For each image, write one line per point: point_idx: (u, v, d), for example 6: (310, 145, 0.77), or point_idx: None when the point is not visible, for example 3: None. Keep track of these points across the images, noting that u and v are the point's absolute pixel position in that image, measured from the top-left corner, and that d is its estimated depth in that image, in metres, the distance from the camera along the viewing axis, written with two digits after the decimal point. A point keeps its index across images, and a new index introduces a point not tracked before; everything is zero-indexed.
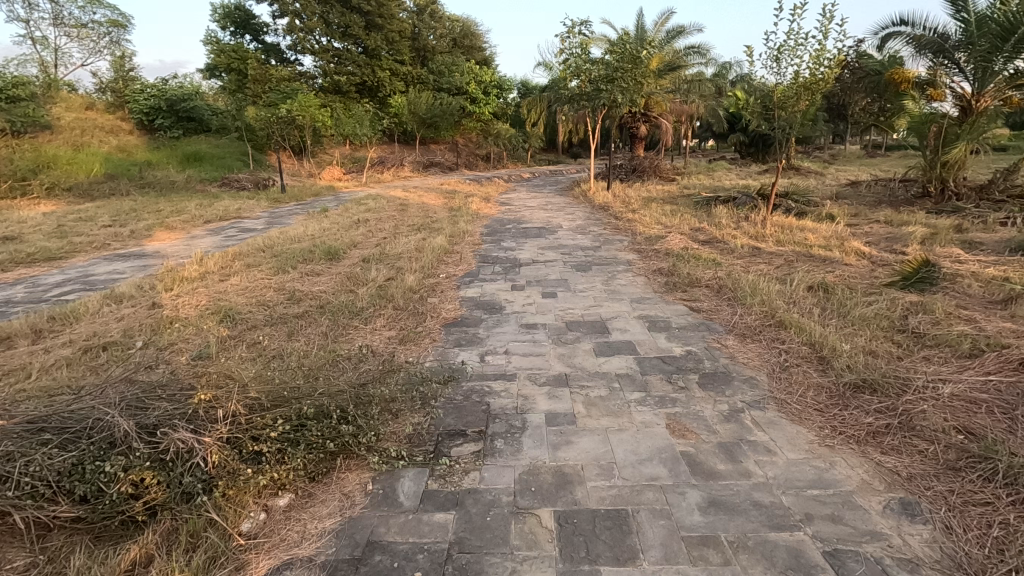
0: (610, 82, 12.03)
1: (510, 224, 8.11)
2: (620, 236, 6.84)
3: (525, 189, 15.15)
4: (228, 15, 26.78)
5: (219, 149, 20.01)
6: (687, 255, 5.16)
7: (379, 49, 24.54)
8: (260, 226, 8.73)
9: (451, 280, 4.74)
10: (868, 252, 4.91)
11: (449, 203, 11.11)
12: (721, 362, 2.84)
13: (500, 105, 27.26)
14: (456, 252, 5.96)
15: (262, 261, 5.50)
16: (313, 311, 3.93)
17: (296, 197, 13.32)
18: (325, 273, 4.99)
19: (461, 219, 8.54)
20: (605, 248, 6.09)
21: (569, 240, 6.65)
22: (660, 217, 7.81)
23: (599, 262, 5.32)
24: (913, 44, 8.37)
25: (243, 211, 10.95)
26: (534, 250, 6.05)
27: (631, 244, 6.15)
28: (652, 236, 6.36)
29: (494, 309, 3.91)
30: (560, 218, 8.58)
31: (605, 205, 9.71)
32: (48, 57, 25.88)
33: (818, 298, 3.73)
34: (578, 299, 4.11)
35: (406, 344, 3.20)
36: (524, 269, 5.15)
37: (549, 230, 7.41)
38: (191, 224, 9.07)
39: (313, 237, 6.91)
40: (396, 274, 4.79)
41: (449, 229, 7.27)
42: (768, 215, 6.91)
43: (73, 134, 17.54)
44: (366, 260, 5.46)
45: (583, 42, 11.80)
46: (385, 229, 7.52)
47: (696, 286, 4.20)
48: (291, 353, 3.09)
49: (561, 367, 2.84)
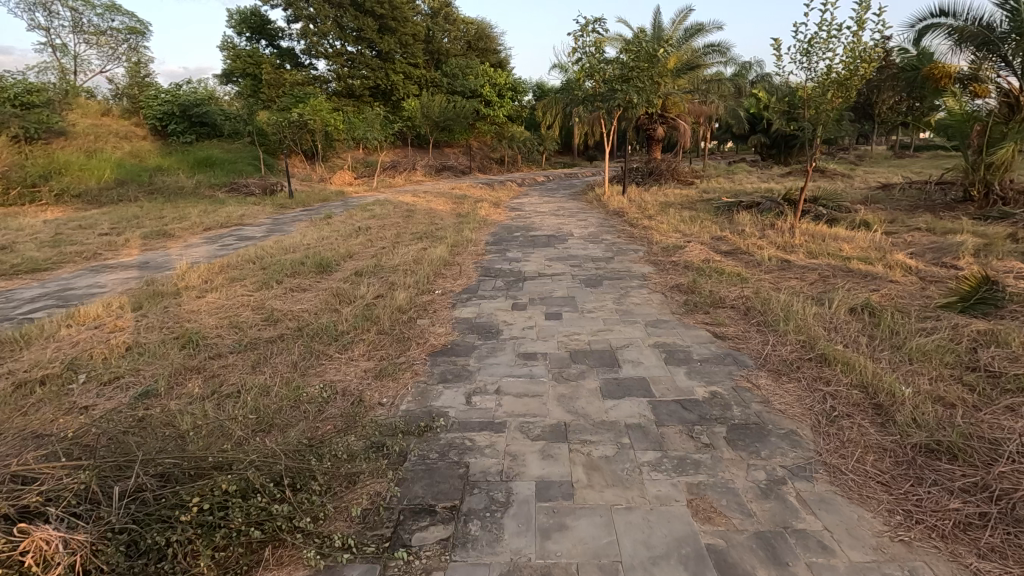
0: (626, 82, 11.55)
1: (518, 231, 7.68)
2: (634, 245, 6.37)
3: (537, 193, 14.74)
4: (244, 20, 26.82)
5: (231, 154, 19.90)
6: (708, 269, 4.67)
7: (393, 52, 24.30)
8: (260, 234, 8.43)
9: (447, 298, 4.32)
10: (914, 265, 4.38)
11: (457, 209, 10.72)
12: (753, 408, 2.36)
13: (514, 108, 26.88)
14: (457, 264, 5.54)
15: (249, 275, 5.13)
16: (288, 336, 3.52)
17: (303, 202, 13.08)
18: (312, 288, 4.59)
19: (468, 225, 8.14)
20: (618, 259, 5.62)
21: (579, 250, 6.18)
22: (678, 224, 7.30)
23: (610, 276, 4.85)
24: (953, 38, 7.75)
25: (247, 217, 10.68)
26: (541, 261, 5.61)
27: (646, 255, 5.66)
28: (669, 246, 5.87)
29: (490, 334, 3.47)
30: (571, 225, 8.12)
31: (620, 211, 9.23)
32: (68, 64, 26.17)
33: (863, 323, 3.22)
34: (585, 321, 3.65)
35: (382, 381, 2.77)
36: (528, 285, 4.70)
37: (559, 239, 6.97)
38: (192, 232, 8.80)
39: (309, 247, 6.54)
40: (387, 291, 4.38)
41: (452, 238, 6.86)
42: (797, 223, 6.37)
43: (86, 140, 17.55)
44: (359, 273, 5.07)
45: (596, 40, 11.33)
46: (385, 237, 7.14)
47: (720, 306, 3.71)
48: (249, 393, 2.67)
49: (560, 413, 2.38)
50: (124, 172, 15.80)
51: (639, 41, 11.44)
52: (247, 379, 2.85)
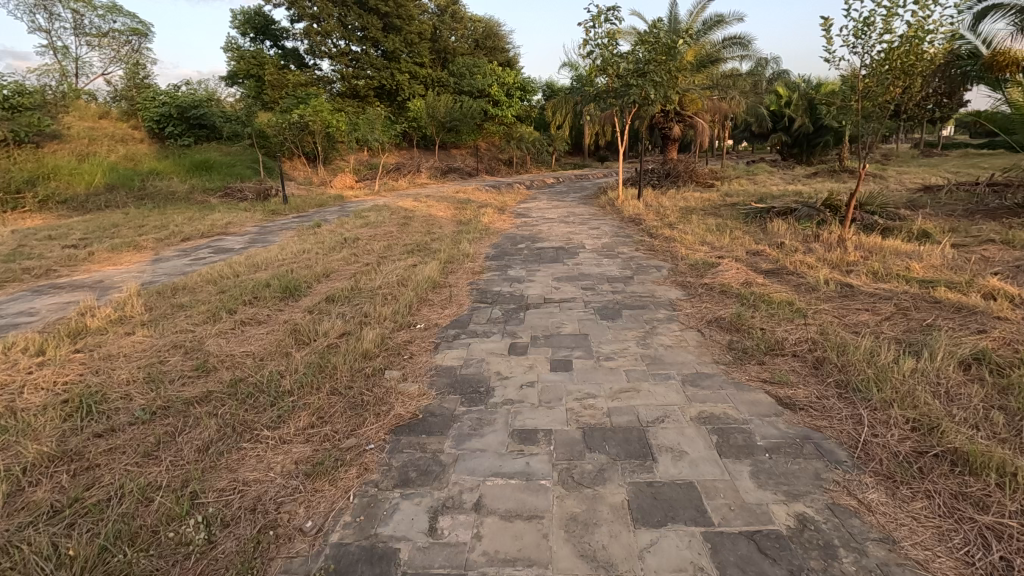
0: (641, 77, 10.67)
1: (523, 243, 6.87)
2: (656, 260, 5.52)
3: (546, 197, 13.93)
4: (248, 21, 26.27)
5: (230, 157, 19.26)
6: (752, 296, 3.80)
7: (398, 51, 23.53)
8: (239, 246, 7.64)
9: (429, 336, 3.49)
10: (1015, 292, 3.47)
11: (458, 216, 9.90)
12: (874, 557, 1.50)
13: (523, 108, 26.10)
14: (449, 286, 4.71)
15: (203, 302, 4.33)
16: (217, 397, 2.70)
17: (298, 208, 12.34)
18: (268, 321, 3.79)
19: (467, 236, 7.32)
20: (639, 279, 4.77)
21: (592, 267, 5.33)
22: (705, 235, 6.42)
23: (630, 304, 4.00)
24: (1019, 21, 6.83)
25: (233, 225, 9.92)
26: (546, 283, 4.77)
27: (672, 275, 4.80)
28: (699, 263, 4.99)
29: (477, 396, 2.61)
30: (582, 235, 7.26)
31: (637, 218, 8.35)
32: (70, 66, 25.76)
33: (987, 387, 2.33)
34: (603, 373, 2.81)
35: (314, 485, 1.94)
36: (531, 315, 3.87)
37: (569, 252, 6.12)
38: (167, 243, 8.06)
39: (284, 264, 5.74)
40: (357, 327, 3.57)
41: (447, 252, 6.04)
42: (846, 233, 5.47)
43: (80, 143, 16.96)
44: (331, 300, 4.27)
45: (609, 32, 10.44)
46: (372, 251, 6.34)
47: (777, 352, 2.85)
48: (122, 504, 1.85)
49: (570, 560, 1.54)
50: (115, 176, 15.15)
51: (656, 32, 10.54)
52: (130, 474, 2.02)
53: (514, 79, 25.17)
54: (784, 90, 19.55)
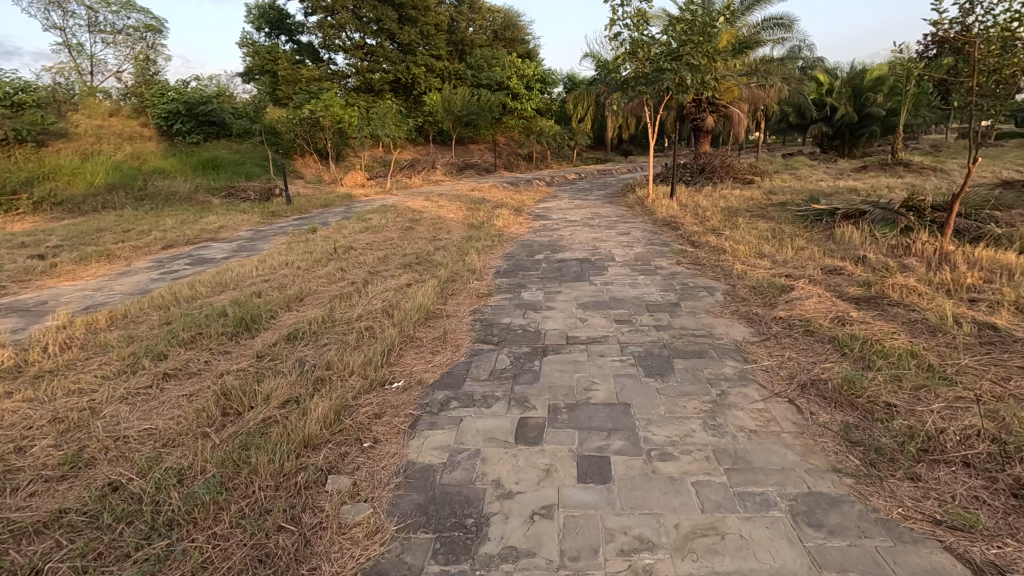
0: (675, 61, 9.49)
1: (542, 252, 5.88)
2: (704, 278, 4.48)
3: (568, 195, 12.89)
4: (263, 15, 25.60)
5: (239, 155, 18.53)
6: (856, 342, 2.75)
7: (414, 43, 22.51)
8: (221, 256, 6.75)
9: (408, 404, 2.51)
10: None
11: (470, 218, 8.93)
12: None
13: (544, 102, 24.96)
14: (445, 317, 3.73)
15: (135, 340, 3.41)
16: (69, 524, 1.76)
17: (301, 209, 11.49)
18: (199, 375, 2.85)
19: (477, 244, 6.36)
20: (690, 308, 3.73)
21: (625, 288, 4.29)
22: (760, 244, 5.31)
23: (684, 352, 2.96)
24: None
25: (227, 229, 9.08)
26: (568, 312, 3.76)
27: (730, 302, 3.75)
28: (765, 285, 3.92)
29: (460, 539, 1.63)
30: (610, 243, 6.19)
31: (673, 220, 7.24)
32: (84, 64, 25.32)
33: None
34: (661, 493, 1.79)
35: None
36: (551, 365, 2.88)
37: (596, 266, 5.10)
38: (144, 251, 7.20)
39: (256, 281, 4.81)
40: (313, 389, 2.63)
41: (451, 266, 5.07)
42: (947, 244, 4.34)
43: (86, 142, 16.40)
44: (294, 341, 3.35)
45: (639, 11, 9.26)
46: (364, 264, 5.41)
47: (937, 459, 1.81)
48: None
49: None
50: (117, 176, 14.47)
51: (692, 10, 9.34)
52: None
53: (534, 71, 24.04)
54: (824, 78, 18.08)
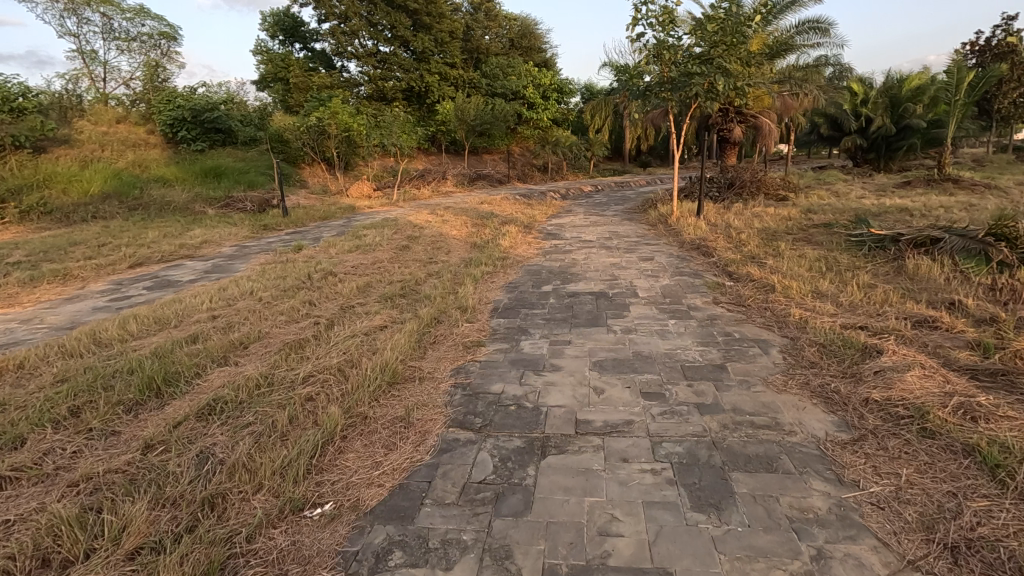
0: (703, 65, 8.58)
1: (552, 282, 5.01)
2: (753, 328, 3.53)
3: (583, 209, 12.00)
4: (278, 23, 25.22)
5: (243, 163, 17.89)
6: (1012, 458, 1.82)
7: (429, 51, 21.86)
8: (188, 278, 5.96)
9: (327, 556, 1.63)
10: None
11: (474, 236, 8.08)
12: None
13: (560, 112, 24.19)
14: (417, 380, 2.86)
15: (2, 409, 2.56)
16: None
17: (296, 221, 10.74)
18: (49, 482, 2.00)
19: (477, 270, 5.50)
20: (740, 376, 2.80)
21: (653, 339, 3.40)
22: (816, 279, 4.37)
23: (744, 458, 2.05)
24: None
25: (211, 244, 8.33)
26: (579, 379, 2.85)
27: (794, 367, 2.83)
28: (839, 343, 2.99)
29: None
30: (631, 271, 5.29)
31: (703, 244, 6.31)
32: (97, 70, 25.03)
33: None
34: None
35: None
36: (551, 479, 1.97)
37: (615, 304, 4.19)
38: (107, 271, 6.44)
39: (204, 316, 3.98)
40: (194, 517, 1.78)
41: (438, 301, 4.20)
42: None
43: (87, 149, 15.85)
44: (207, 418, 2.49)
45: (666, 9, 8.39)
46: (339, 296, 4.57)
47: None
48: None
49: None
50: (115, 183, 13.87)
51: (724, 9, 8.43)
52: None
53: (551, 79, 23.26)
54: (859, 87, 16.98)
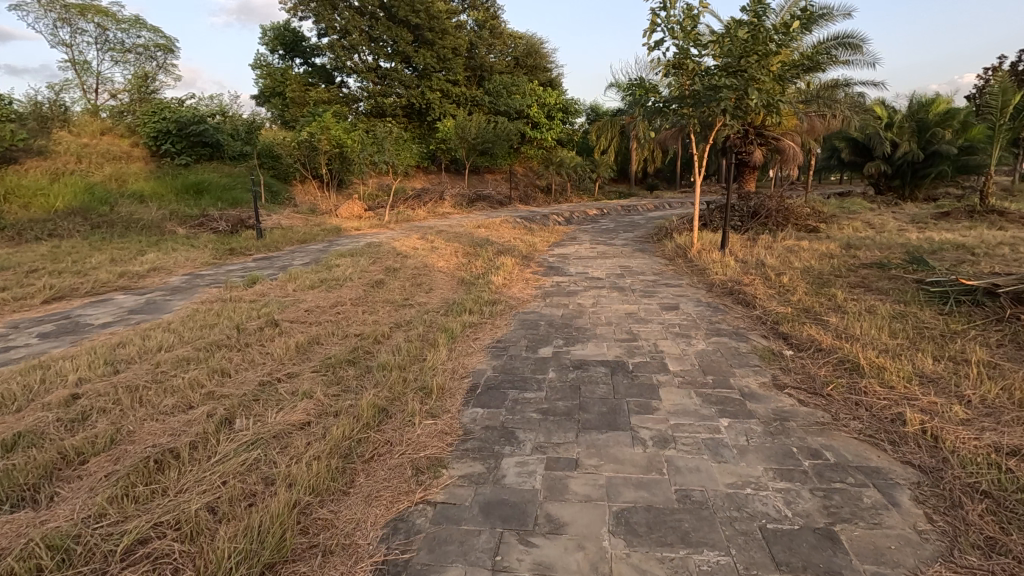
0: (730, 77, 7.53)
1: (553, 342, 3.87)
2: (851, 442, 2.36)
3: (589, 236, 10.91)
4: (277, 36, 24.49)
5: (229, 179, 16.86)
6: None
7: (431, 67, 21.01)
8: (102, 321, 4.82)
9: None
10: None
11: (462, 269, 6.97)
12: None
13: (565, 132, 23.31)
14: (321, 560, 1.69)
15: None
16: None
17: (270, 244, 9.65)
18: None
19: (458, 320, 4.36)
20: (873, 565, 1.62)
21: (704, 462, 2.23)
22: (913, 353, 3.20)
23: None
24: None
25: (159, 272, 7.21)
26: (593, 560, 1.68)
27: (960, 548, 1.66)
28: (1020, 496, 1.83)
29: None
30: (654, 327, 4.16)
31: (738, 289, 5.17)
32: (90, 80, 24.22)
33: None
34: None
35: None
36: None
37: (638, 386, 3.03)
38: (15, 307, 5.32)
39: (59, 396, 2.80)
40: None
41: (394, 378, 3.04)
42: None
43: (63, 161, 14.82)
44: None
45: (689, 13, 7.37)
46: (266, 361, 3.41)
47: None
48: None
49: None
50: (85, 199, 12.80)
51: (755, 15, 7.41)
52: None
53: (556, 99, 22.42)
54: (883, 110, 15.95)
